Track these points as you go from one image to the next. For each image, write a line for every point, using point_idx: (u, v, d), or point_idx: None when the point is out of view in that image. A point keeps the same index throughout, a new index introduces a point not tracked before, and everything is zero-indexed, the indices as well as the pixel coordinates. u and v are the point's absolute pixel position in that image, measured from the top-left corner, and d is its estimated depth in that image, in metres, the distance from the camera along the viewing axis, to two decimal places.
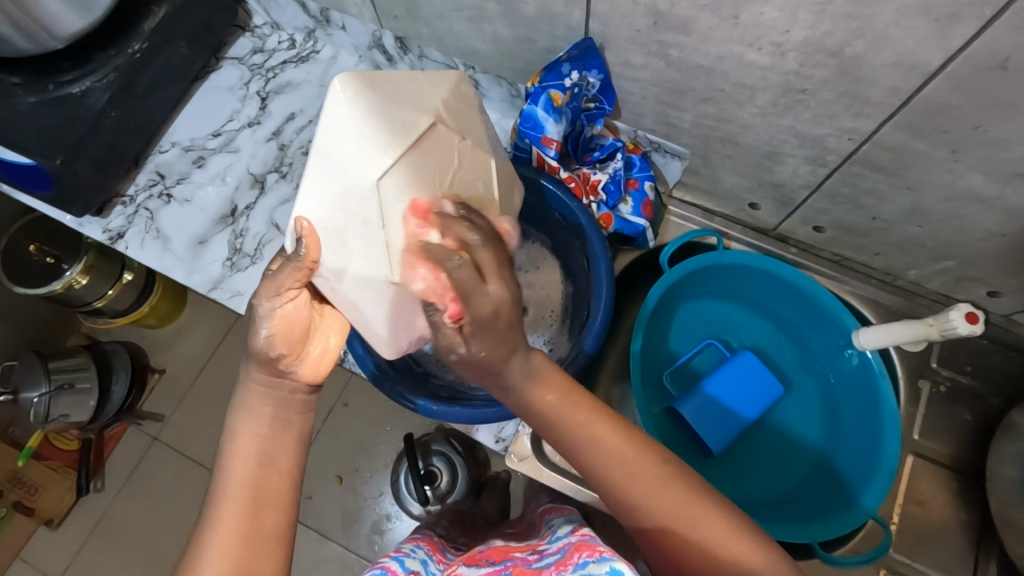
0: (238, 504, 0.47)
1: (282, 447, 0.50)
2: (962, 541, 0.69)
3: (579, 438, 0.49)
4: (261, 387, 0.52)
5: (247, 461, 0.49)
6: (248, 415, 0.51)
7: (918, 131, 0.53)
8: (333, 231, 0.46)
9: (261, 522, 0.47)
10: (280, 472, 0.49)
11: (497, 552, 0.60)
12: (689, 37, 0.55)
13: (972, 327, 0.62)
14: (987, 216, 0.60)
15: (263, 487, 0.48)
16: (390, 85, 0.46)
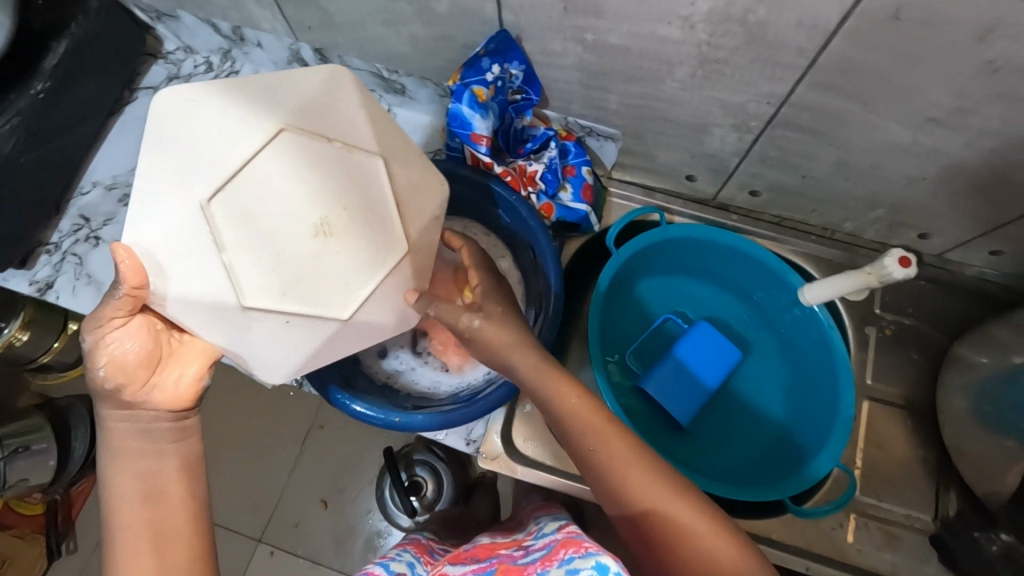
0: (137, 548, 0.45)
1: (168, 479, 0.48)
2: (924, 476, 0.72)
3: (574, 421, 0.51)
4: (121, 424, 0.48)
5: (133, 504, 0.46)
6: (118, 457, 0.47)
7: (828, 86, 0.54)
8: (157, 259, 0.41)
9: (173, 556, 0.45)
10: (175, 502, 0.47)
11: (483, 550, 0.59)
12: (602, 18, 0.55)
13: (907, 270, 0.64)
14: (907, 163, 0.62)
15: (160, 524, 0.46)
16: (226, 90, 0.41)
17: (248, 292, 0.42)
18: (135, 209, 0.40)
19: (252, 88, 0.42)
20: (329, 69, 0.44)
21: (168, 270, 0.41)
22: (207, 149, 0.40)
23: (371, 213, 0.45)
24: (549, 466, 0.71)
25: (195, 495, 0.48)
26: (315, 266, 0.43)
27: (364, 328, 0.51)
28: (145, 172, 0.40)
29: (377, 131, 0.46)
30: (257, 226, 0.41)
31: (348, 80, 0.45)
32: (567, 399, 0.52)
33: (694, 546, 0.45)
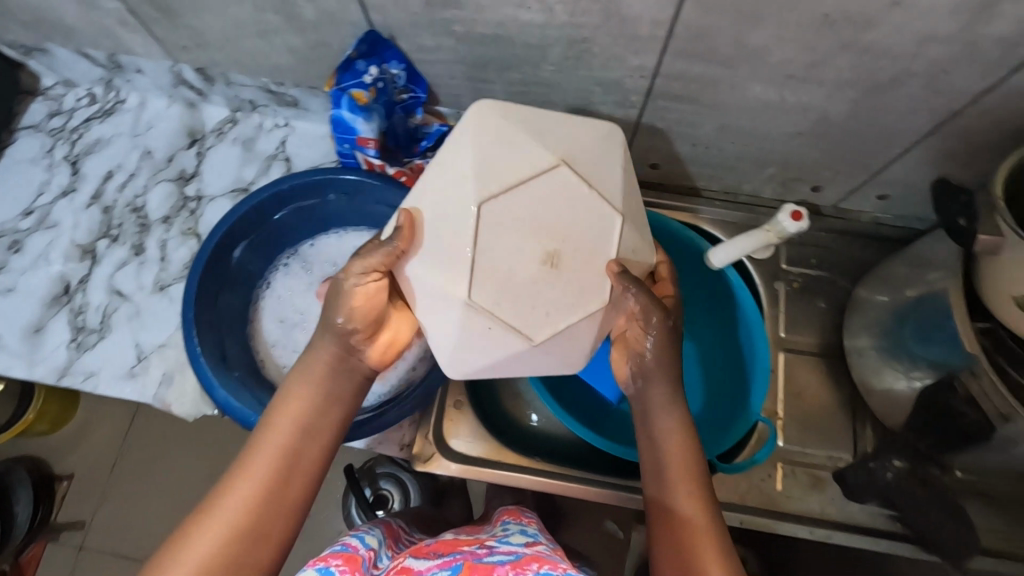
0: (271, 464, 0.50)
1: (326, 416, 0.53)
2: (842, 416, 0.75)
3: (654, 419, 0.56)
4: (328, 354, 0.55)
5: (292, 423, 0.52)
6: (308, 376, 0.54)
7: (690, 54, 0.56)
8: (431, 232, 0.48)
9: (283, 492, 0.49)
10: (317, 443, 0.53)
11: (444, 544, 0.60)
12: (464, 9, 0.55)
13: (800, 223, 0.67)
14: (781, 120, 0.64)
15: (291, 458, 0.51)
16: (546, 118, 0.51)
17: (478, 292, 0.46)
18: (428, 189, 0.49)
19: (553, 122, 0.51)
20: (609, 125, 0.52)
21: (428, 243, 0.49)
22: (509, 154, 0.48)
23: (593, 249, 0.48)
24: (483, 459, 0.71)
25: (329, 449, 0.53)
26: (532, 291, 0.47)
27: (538, 362, 0.51)
28: (444, 160, 0.49)
29: (625, 194, 0.51)
30: (499, 235, 0.46)
31: (617, 138, 0.52)
32: (659, 408, 0.56)
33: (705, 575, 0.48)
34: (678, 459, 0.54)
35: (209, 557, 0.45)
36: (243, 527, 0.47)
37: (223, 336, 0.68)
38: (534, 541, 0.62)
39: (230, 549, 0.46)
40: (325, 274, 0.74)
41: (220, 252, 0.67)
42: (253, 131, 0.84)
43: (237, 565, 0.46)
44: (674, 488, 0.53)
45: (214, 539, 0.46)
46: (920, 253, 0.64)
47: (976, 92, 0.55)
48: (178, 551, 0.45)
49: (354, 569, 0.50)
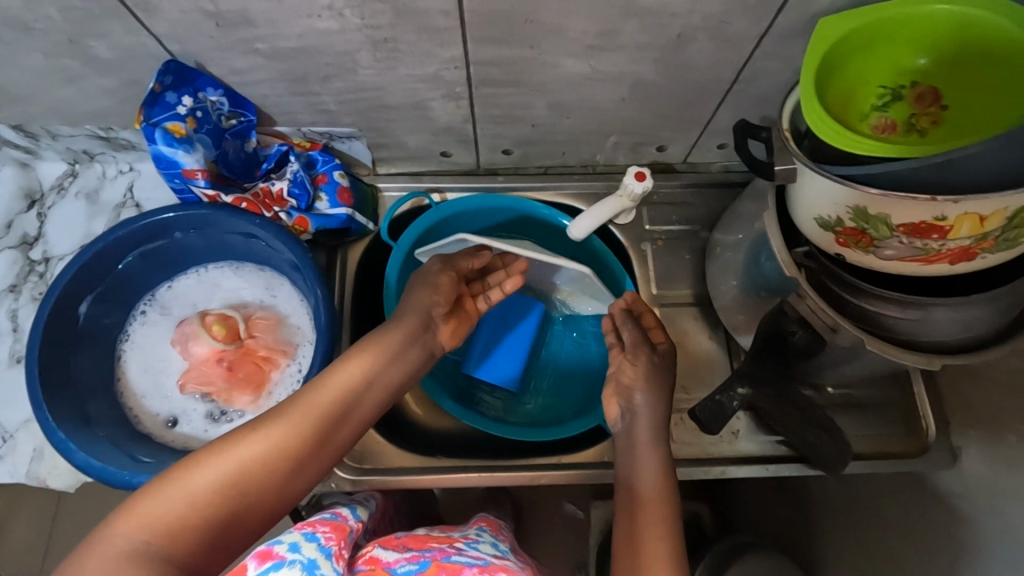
0: (325, 405, 0.53)
1: (380, 379, 0.58)
2: (721, 357, 0.79)
3: (639, 451, 0.62)
4: (402, 328, 0.62)
5: (351, 377, 0.56)
6: (376, 339, 0.60)
7: (491, 39, 0.58)
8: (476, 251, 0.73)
9: (328, 438, 0.52)
10: (365, 405, 0.56)
11: (414, 539, 0.59)
12: (258, 26, 0.55)
13: (645, 183, 0.72)
14: (603, 89, 0.67)
15: (345, 407, 0.54)
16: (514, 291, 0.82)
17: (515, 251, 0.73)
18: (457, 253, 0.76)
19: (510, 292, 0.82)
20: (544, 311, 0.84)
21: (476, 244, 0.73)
22: None
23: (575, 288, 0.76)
24: (383, 468, 0.72)
25: (372, 417, 0.57)
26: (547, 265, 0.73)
27: None
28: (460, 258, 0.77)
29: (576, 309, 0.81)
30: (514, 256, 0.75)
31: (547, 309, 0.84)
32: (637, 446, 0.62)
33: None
34: (657, 476, 0.59)
35: (247, 464, 0.47)
36: (283, 453, 0.49)
37: (83, 400, 0.65)
38: (500, 554, 0.63)
39: (266, 468, 0.48)
40: (184, 315, 0.73)
41: (64, 310, 0.65)
42: (96, 182, 0.80)
43: (267, 486, 0.48)
44: (642, 512, 0.56)
45: (259, 449, 0.48)
46: (752, 193, 0.69)
47: (757, 36, 0.59)
48: (219, 447, 0.48)
49: (339, 536, 0.54)
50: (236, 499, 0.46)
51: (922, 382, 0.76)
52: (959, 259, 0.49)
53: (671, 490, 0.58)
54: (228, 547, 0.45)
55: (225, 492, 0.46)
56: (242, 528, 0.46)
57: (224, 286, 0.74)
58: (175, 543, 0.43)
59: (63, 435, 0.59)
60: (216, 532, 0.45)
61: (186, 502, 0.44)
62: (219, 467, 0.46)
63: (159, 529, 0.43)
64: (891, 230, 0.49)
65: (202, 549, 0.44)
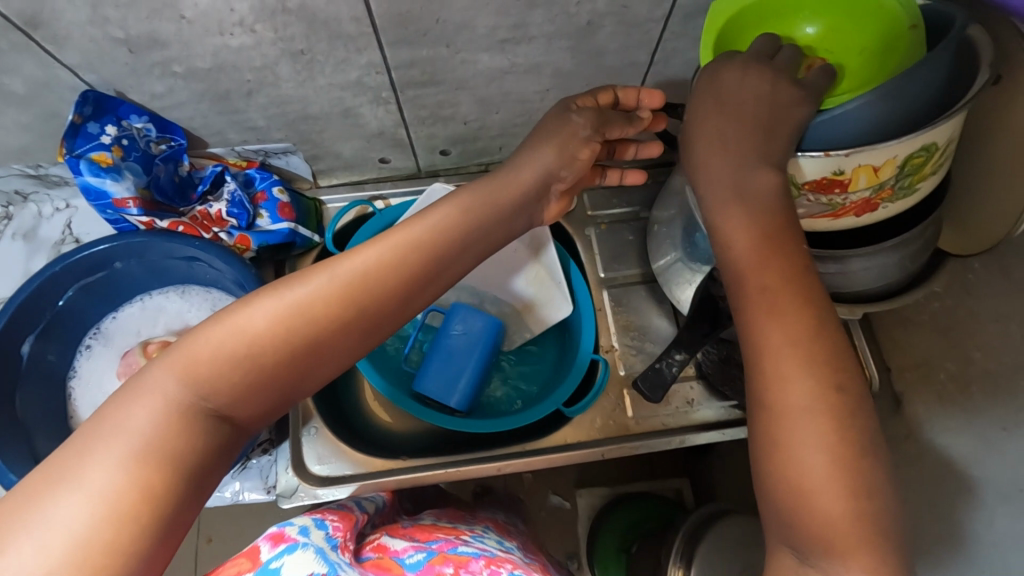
0: (407, 258, 0.47)
1: (471, 236, 0.51)
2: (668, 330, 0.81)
3: (769, 316, 0.44)
4: (511, 181, 0.56)
5: (438, 235, 0.49)
6: (469, 196, 0.52)
7: (405, 41, 0.59)
8: None
9: (404, 296, 0.47)
10: (449, 268, 0.50)
11: (420, 530, 0.61)
12: (172, 48, 0.56)
13: None
14: (525, 81, 0.69)
15: (429, 266, 0.48)
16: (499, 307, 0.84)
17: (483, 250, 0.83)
18: None
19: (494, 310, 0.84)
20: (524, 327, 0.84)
21: None
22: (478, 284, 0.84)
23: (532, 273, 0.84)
24: (350, 476, 0.72)
25: (456, 277, 0.51)
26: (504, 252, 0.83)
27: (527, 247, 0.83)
28: None
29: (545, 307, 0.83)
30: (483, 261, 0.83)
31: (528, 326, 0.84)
32: (716, 202, 0.49)
33: (799, 482, 0.41)
34: (747, 237, 0.47)
35: (312, 310, 0.43)
36: (353, 305, 0.44)
37: (34, 442, 0.64)
38: (505, 548, 0.64)
39: (330, 318, 0.43)
40: (127, 345, 0.72)
41: (4, 352, 0.64)
42: (32, 221, 0.79)
43: (334, 336, 0.44)
44: (800, 410, 0.41)
45: (327, 295, 0.43)
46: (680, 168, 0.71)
47: (661, 18, 0.61)
48: (286, 284, 0.44)
49: (346, 524, 0.55)
50: (295, 347, 0.42)
51: (862, 335, 0.75)
52: (864, 211, 0.52)
53: (784, 249, 0.46)
54: (284, 395, 0.43)
55: (284, 337, 0.42)
56: (302, 378, 0.43)
57: (168, 311, 0.74)
58: (225, 391, 0.41)
59: (14, 476, 0.59)
60: (271, 383, 0.42)
61: (244, 340, 0.41)
62: (279, 310, 0.42)
63: (211, 367, 0.41)
64: (799, 189, 0.51)
65: (252, 397, 0.42)
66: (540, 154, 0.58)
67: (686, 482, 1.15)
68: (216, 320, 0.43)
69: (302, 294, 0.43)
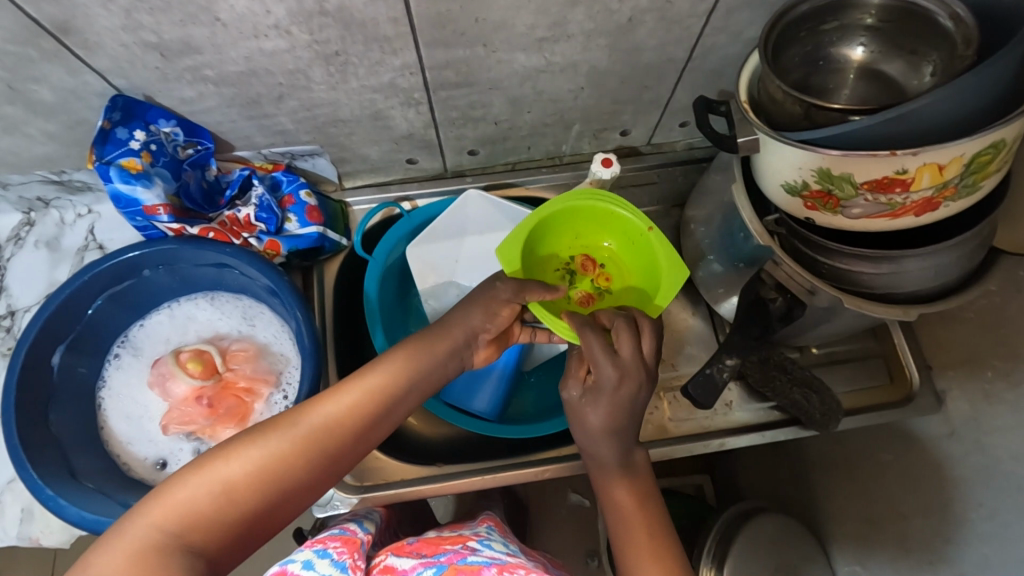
0: (364, 400, 0.52)
1: (420, 382, 0.55)
2: (704, 331, 0.80)
3: (625, 532, 0.54)
4: (451, 334, 0.57)
5: (391, 379, 0.53)
6: (423, 338, 0.57)
7: (442, 43, 0.57)
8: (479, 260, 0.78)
9: (362, 436, 0.52)
10: (401, 405, 0.54)
11: (426, 543, 0.58)
12: (205, 52, 0.54)
13: (610, 169, 0.73)
14: (558, 80, 0.67)
15: (383, 409, 0.53)
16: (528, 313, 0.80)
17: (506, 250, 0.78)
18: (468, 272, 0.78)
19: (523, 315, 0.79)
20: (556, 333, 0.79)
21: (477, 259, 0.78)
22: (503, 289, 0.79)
23: None
24: (384, 483, 0.71)
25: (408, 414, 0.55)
26: None
27: None
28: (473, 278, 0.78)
29: None
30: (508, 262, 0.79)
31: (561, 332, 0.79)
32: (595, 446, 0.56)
33: None
34: (627, 492, 0.55)
35: (281, 456, 0.48)
36: (318, 451, 0.49)
37: (69, 456, 0.62)
38: (513, 552, 0.61)
39: (295, 463, 0.48)
40: (157, 354, 0.71)
41: (36, 364, 0.62)
42: (55, 228, 0.78)
43: (301, 478, 0.48)
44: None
45: (297, 443, 0.48)
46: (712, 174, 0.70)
47: (705, 12, 0.59)
48: (259, 432, 0.48)
49: (351, 549, 0.54)
50: (263, 493, 0.47)
51: (901, 333, 0.75)
52: (923, 211, 0.50)
53: (653, 504, 0.55)
54: (257, 534, 0.47)
55: (257, 483, 0.46)
56: (266, 520, 0.47)
57: (198, 320, 0.72)
58: (203, 532, 0.44)
59: (52, 491, 0.58)
60: (242, 528, 0.46)
61: (221, 488, 0.45)
62: (252, 458, 0.47)
63: (190, 513, 0.44)
64: (856, 189, 0.50)
65: (228, 536, 0.45)
66: (468, 315, 0.58)
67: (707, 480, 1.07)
68: (191, 468, 0.46)
69: (274, 441, 0.48)
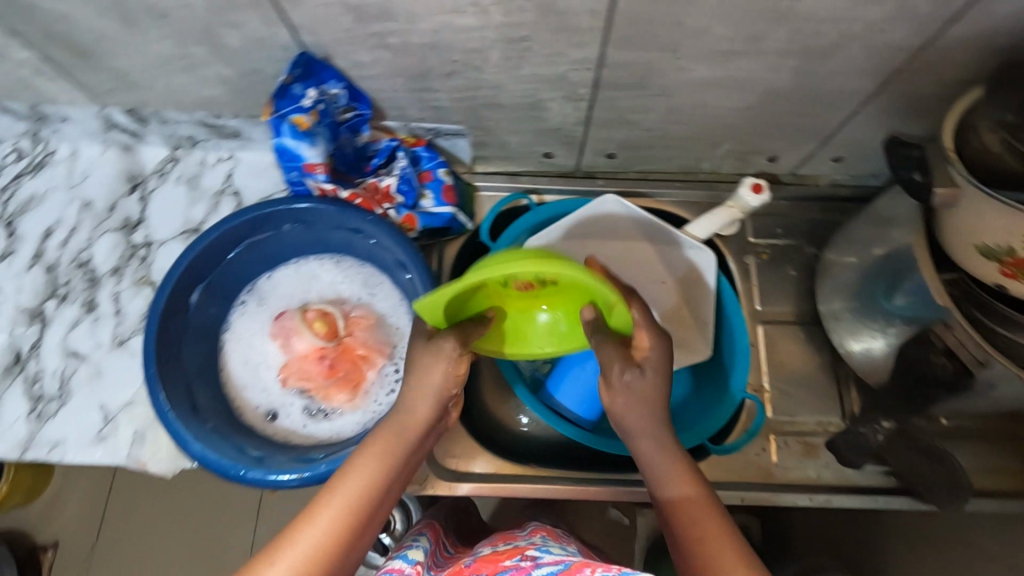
0: (341, 514, 0.48)
1: (393, 478, 0.52)
2: (826, 379, 0.75)
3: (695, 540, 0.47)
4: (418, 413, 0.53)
5: (364, 479, 0.50)
6: (386, 430, 0.53)
7: (631, 43, 0.56)
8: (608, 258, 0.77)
9: (348, 550, 0.47)
10: (378, 508, 0.50)
11: (484, 563, 0.57)
12: (397, 20, 0.54)
13: (760, 196, 0.70)
14: (727, 96, 0.64)
15: (364, 517, 0.49)
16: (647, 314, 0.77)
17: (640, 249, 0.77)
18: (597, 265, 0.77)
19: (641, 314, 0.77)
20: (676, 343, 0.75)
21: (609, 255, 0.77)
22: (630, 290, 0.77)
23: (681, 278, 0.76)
24: (480, 474, 0.71)
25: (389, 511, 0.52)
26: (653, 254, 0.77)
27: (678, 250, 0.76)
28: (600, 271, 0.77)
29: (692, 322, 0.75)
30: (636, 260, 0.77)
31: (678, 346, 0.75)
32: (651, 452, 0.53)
33: None
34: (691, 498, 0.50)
35: None
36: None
37: (193, 389, 0.64)
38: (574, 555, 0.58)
39: None
40: (280, 307, 0.72)
41: (177, 298, 0.64)
42: (196, 168, 0.80)
43: None
44: None
45: None
46: (869, 217, 0.66)
47: (915, 48, 0.55)
48: None
49: None
50: None
51: None
52: None
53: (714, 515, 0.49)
54: None
55: None
56: None
57: (322, 280, 0.73)
58: None
59: (180, 426, 0.59)
60: None
61: None
62: None
63: None
64: None
65: None
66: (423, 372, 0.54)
67: (754, 519, 0.99)
68: None
69: None
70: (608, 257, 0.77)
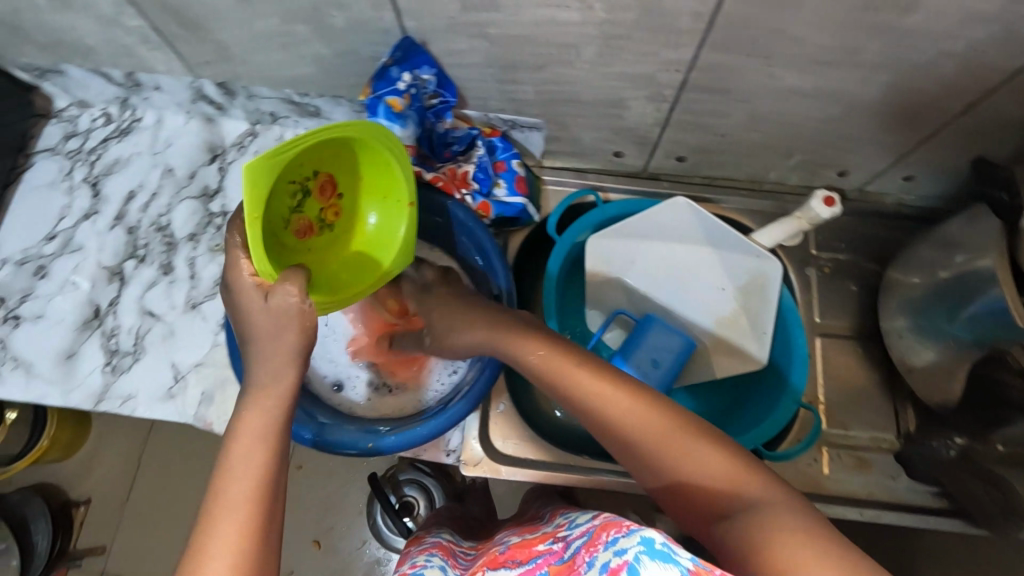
0: (244, 488, 0.42)
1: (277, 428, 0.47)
2: (880, 397, 0.75)
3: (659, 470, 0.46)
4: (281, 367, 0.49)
5: (253, 444, 0.45)
6: (254, 400, 0.48)
7: (727, 48, 0.57)
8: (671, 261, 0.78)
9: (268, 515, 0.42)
10: (275, 463, 0.45)
11: (515, 553, 0.47)
12: (501, 11, 0.56)
13: (832, 209, 0.71)
14: (810, 106, 0.65)
15: (267, 485, 0.43)
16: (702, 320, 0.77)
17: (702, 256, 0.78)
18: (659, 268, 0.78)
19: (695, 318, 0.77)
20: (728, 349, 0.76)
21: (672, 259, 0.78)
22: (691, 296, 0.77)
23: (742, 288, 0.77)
24: (534, 460, 0.72)
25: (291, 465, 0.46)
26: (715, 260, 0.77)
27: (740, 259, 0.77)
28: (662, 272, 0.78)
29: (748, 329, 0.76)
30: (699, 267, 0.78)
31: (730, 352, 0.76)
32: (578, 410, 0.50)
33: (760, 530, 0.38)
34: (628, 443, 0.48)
35: None
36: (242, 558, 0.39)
37: None
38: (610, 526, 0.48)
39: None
40: None
41: None
42: (274, 143, 0.82)
43: None
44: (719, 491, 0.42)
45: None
46: (938, 238, 0.66)
47: (1011, 70, 0.55)
48: None
49: None
50: None
51: None
52: None
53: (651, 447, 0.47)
54: None
55: None
56: None
57: None
58: None
59: None
60: None
61: None
62: None
63: None
64: None
65: None
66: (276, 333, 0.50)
67: None
68: None
69: None
70: (672, 258, 0.78)
